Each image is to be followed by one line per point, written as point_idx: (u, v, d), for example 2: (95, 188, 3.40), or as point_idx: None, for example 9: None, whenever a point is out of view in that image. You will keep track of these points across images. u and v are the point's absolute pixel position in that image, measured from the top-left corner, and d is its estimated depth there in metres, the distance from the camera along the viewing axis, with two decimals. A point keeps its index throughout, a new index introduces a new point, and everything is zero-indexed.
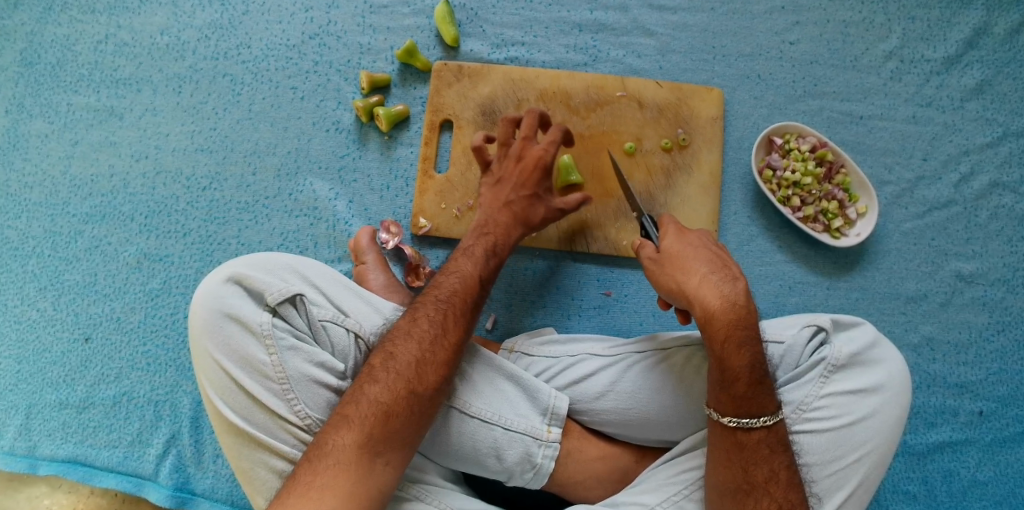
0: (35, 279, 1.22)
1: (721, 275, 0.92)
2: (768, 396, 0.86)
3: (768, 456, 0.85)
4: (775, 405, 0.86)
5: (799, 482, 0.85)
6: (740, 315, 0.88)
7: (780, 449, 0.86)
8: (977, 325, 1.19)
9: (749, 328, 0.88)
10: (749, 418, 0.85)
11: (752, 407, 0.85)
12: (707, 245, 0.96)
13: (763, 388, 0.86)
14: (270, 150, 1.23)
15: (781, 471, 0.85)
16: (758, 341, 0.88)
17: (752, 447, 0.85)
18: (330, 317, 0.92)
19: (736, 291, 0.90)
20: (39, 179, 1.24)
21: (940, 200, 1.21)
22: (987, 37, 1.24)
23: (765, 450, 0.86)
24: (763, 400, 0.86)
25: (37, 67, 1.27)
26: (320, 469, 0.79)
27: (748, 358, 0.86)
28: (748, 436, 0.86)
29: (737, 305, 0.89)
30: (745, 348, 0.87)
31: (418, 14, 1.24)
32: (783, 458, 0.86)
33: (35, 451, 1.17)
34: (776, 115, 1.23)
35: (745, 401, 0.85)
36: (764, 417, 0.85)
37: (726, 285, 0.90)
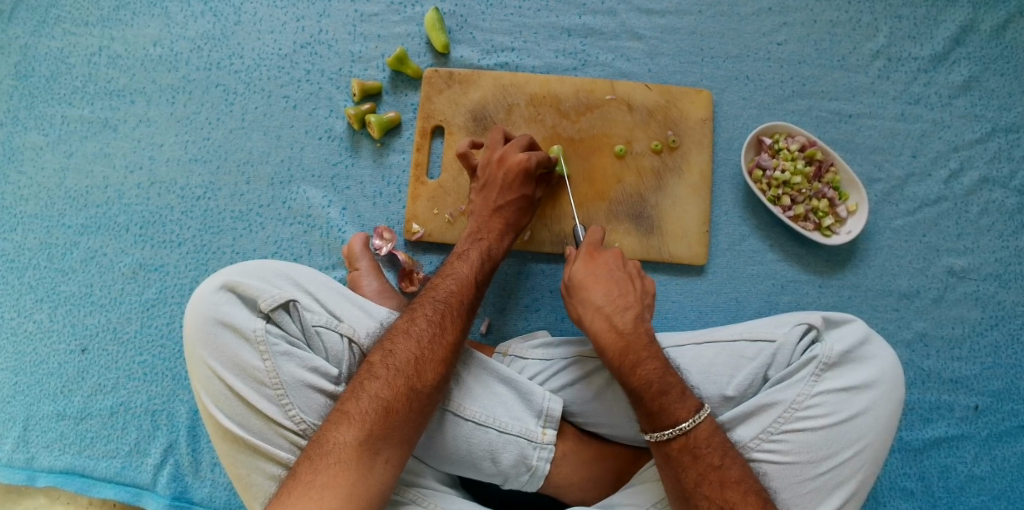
0: (31, 291, 1.23)
1: (613, 304, 0.98)
2: (680, 404, 0.90)
3: (694, 462, 0.87)
4: (689, 410, 0.89)
5: (735, 480, 0.85)
6: (627, 341, 0.95)
7: (705, 453, 0.87)
8: (970, 320, 1.20)
9: (641, 351, 0.95)
10: (665, 430, 0.89)
11: (664, 418, 0.89)
12: (610, 270, 1.02)
13: (666, 398, 0.90)
14: (263, 158, 1.24)
15: (710, 473, 0.86)
16: (654, 360, 0.94)
17: (676, 456, 0.88)
18: (323, 322, 0.93)
19: (623, 319, 0.97)
20: (34, 191, 1.25)
21: (930, 197, 1.21)
22: (973, 34, 1.24)
23: (690, 456, 0.87)
24: (674, 411, 0.89)
25: (31, 80, 1.28)
26: (321, 467, 0.80)
27: (645, 377, 0.92)
28: (670, 446, 0.89)
29: (624, 333, 0.96)
30: (639, 369, 0.93)
31: (408, 22, 1.25)
32: (713, 460, 0.87)
33: (33, 462, 1.18)
34: (765, 115, 1.23)
35: (655, 413, 0.90)
36: (679, 425, 0.88)
37: (615, 315, 0.98)
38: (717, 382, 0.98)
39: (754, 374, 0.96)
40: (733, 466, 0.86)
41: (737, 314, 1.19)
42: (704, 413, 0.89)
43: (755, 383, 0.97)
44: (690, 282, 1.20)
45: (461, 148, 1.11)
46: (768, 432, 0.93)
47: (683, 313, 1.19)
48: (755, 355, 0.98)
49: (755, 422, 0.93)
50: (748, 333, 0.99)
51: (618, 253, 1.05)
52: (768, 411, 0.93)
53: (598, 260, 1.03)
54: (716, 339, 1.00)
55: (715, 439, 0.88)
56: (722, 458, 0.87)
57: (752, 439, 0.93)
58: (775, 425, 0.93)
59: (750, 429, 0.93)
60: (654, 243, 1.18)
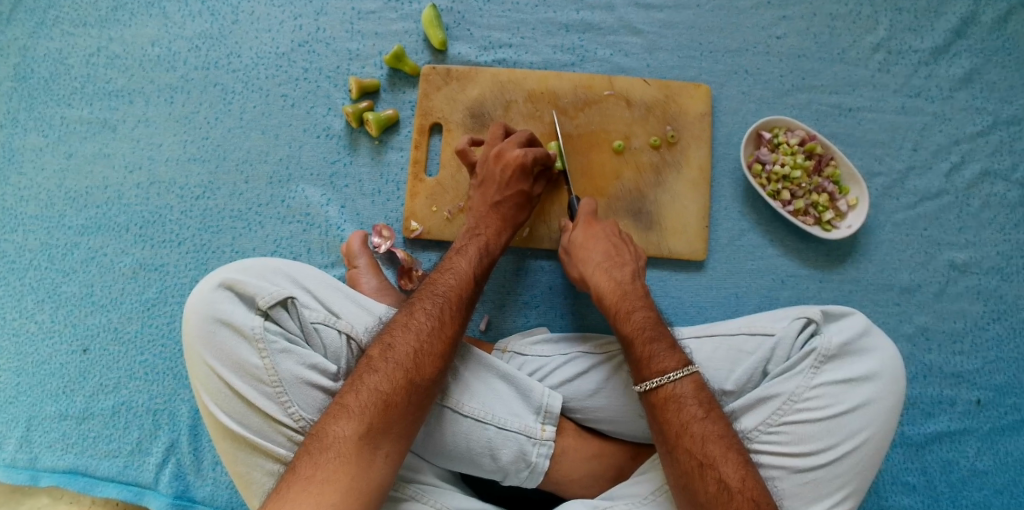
0: (33, 291, 1.23)
1: (610, 260, 1.05)
2: (669, 355, 0.92)
3: (678, 411, 0.87)
4: (676, 361, 0.91)
5: (717, 435, 0.85)
6: (625, 290, 1.01)
7: (689, 403, 0.87)
8: (972, 314, 1.19)
9: (638, 299, 1.00)
10: (651, 379, 0.90)
11: (652, 365, 0.91)
12: (607, 236, 1.08)
13: (657, 346, 0.93)
14: (262, 157, 1.24)
15: (693, 424, 0.86)
16: (648, 309, 0.99)
17: (661, 407, 0.89)
18: (321, 319, 0.94)
19: (622, 273, 1.03)
20: (34, 193, 1.26)
21: (931, 190, 1.21)
22: (974, 26, 1.24)
23: (674, 406, 0.88)
24: (661, 359, 0.91)
25: (30, 81, 1.28)
26: (321, 462, 0.80)
27: (638, 322, 0.96)
28: (655, 396, 0.89)
29: (622, 284, 1.02)
30: (633, 314, 0.98)
31: (405, 19, 1.25)
32: (696, 412, 0.87)
33: (35, 462, 1.18)
34: (765, 109, 1.23)
35: (644, 360, 0.92)
36: (667, 373, 0.89)
37: (613, 269, 1.04)
38: (717, 376, 0.97)
39: (753, 368, 0.96)
40: (716, 421, 0.86)
41: (737, 309, 1.18)
42: (692, 365, 0.91)
43: (755, 377, 0.97)
44: (690, 277, 1.19)
45: (460, 145, 1.12)
46: (767, 424, 0.93)
47: (683, 308, 1.19)
48: (754, 349, 0.97)
49: (755, 414, 0.93)
50: (747, 327, 0.99)
51: (614, 225, 1.11)
52: (767, 403, 0.93)
53: (595, 227, 1.09)
54: (716, 334, 1.00)
55: (701, 395, 0.89)
56: (707, 412, 0.87)
57: (752, 431, 0.93)
58: (775, 417, 0.92)
59: (750, 420, 0.93)
60: (654, 238, 1.18)
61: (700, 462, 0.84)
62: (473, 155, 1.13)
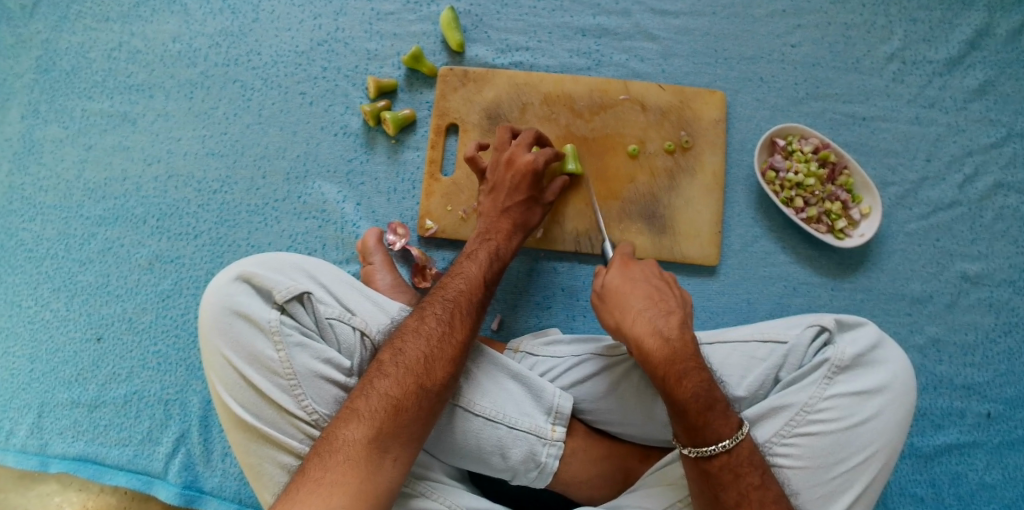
0: (49, 280, 1.25)
1: (656, 312, 0.94)
2: (723, 420, 0.87)
3: (735, 480, 0.86)
4: (731, 427, 0.87)
5: (773, 501, 0.85)
6: (674, 350, 0.90)
7: (746, 471, 0.86)
8: (983, 326, 1.19)
9: (688, 361, 0.90)
10: (708, 446, 0.86)
11: (706, 433, 0.86)
12: (649, 278, 1.00)
13: (712, 413, 0.87)
14: (279, 153, 1.25)
15: (751, 493, 0.85)
16: (700, 370, 0.89)
17: (716, 475, 0.86)
18: (336, 315, 0.94)
19: (669, 326, 0.93)
20: (53, 183, 1.27)
21: (944, 201, 1.21)
22: (989, 38, 1.24)
23: (730, 474, 0.86)
24: (716, 427, 0.86)
25: (52, 73, 1.30)
26: (330, 464, 0.80)
27: (691, 390, 0.88)
28: (711, 464, 0.86)
29: (670, 339, 0.92)
30: (685, 381, 0.88)
31: (424, 21, 1.27)
32: (753, 479, 0.86)
33: (46, 449, 1.19)
34: (779, 117, 1.24)
35: (700, 429, 0.86)
36: (723, 442, 0.86)
37: (660, 323, 0.93)
38: (728, 382, 0.98)
39: (766, 375, 0.96)
40: (772, 486, 0.86)
41: (748, 315, 1.19)
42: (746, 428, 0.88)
43: (766, 384, 0.97)
44: (702, 282, 1.20)
45: (468, 153, 1.12)
46: (780, 435, 0.92)
47: (694, 313, 1.19)
48: (767, 355, 0.97)
49: (768, 426, 0.93)
50: (760, 333, 0.99)
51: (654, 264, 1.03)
52: (780, 414, 0.93)
53: (634, 269, 1.02)
54: (729, 339, 1.00)
55: (755, 458, 0.87)
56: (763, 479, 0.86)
57: (765, 443, 0.93)
58: (787, 428, 0.92)
59: (762, 432, 0.93)
60: (666, 242, 1.19)
61: None
62: (481, 161, 1.13)
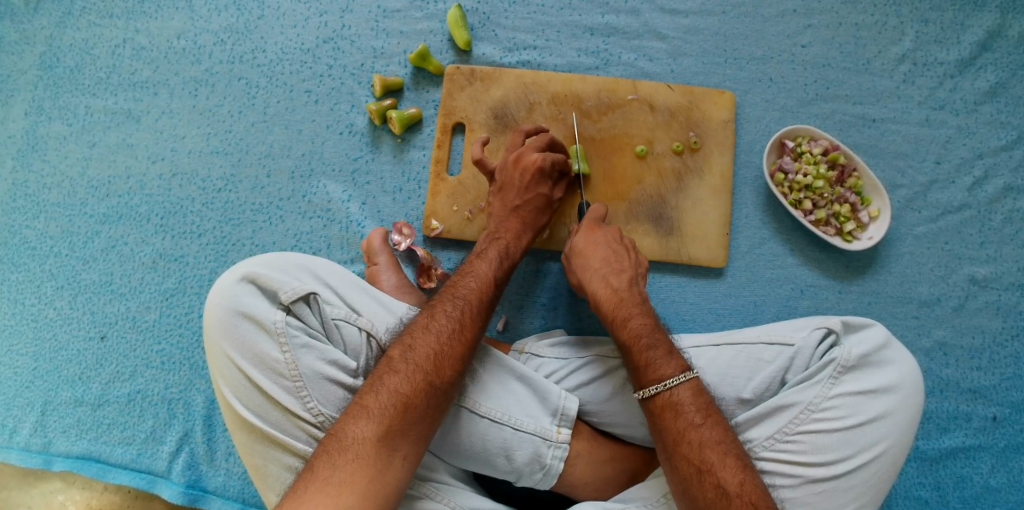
0: (52, 278, 1.24)
1: (608, 266, 1.03)
2: (666, 361, 0.91)
3: (675, 418, 0.88)
4: (673, 369, 0.91)
5: (716, 440, 0.85)
6: (621, 297, 0.99)
7: (686, 410, 0.87)
8: (991, 330, 1.18)
9: (634, 307, 0.98)
10: (650, 386, 0.90)
11: (649, 372, 0.91)
12: (609, 241, 1.06)
13: (654, 350, 0.93)
14: (284, 152, 1.24)
15: (690, 432, 0.86)
16: (645, 316, 0.97)
17: (660, 415, 0.89)
18: (343, 316, 0.94)
19: (618, 280, 1.01)
20: (57, 180, 1.27)
21: (953, 204, 1.20)
22: (1001, 40, 1.23)
23: (671, 414, 0.88)
24: (658, 366, 0.91)
25: (55, 70, 1.29)
26: (339, 463, 0.80)
27: (634, 330, 0.95)
28: (654, 404, 0.90)
29: (618, 291, 1.00)
30: (628, 322, 0.96)
31: (431, 18, 1.26)
32: (694, 419, 0.87)
33: (50, 447, 1.19)
34: (788, 118, 1.23)
35: (642, 368, 0.92)
36: (664, 381, 0.89)
37: (611, 276, 1.01)
38: (734, 385, 0.97)
39: (773, 378, 0.96)
40: (714, 427, 0.86)
41: (755, 318, 1.18)
42: (691, 371, 0.90)
43: (773, 387, 0.96)
44: (708, 284, 1.19)
45: (475, 154, 1.10)
46: (782, 432, 0.92)
47: (700, 314, 1.18)
48: (774, 358, 0.97)
49: (769, 423, 0.93)
50: (767, 337, 0.99)
51: (617, 229, 1.08)
52: (784, 411, 0.93)
53: (596, 232, 1.06)
54: (734, 342, 0.99)
55: (699, 401, 0.88)
56: (705, 417, 0.87)
57: (765, 439, 0.93)
58: (790, 426, 0.92)
59: (762, 429, 0.93)
60: (674, 244, 1.18)
61: (699, 467, 0.84)
62: (489, 163, 1.11)
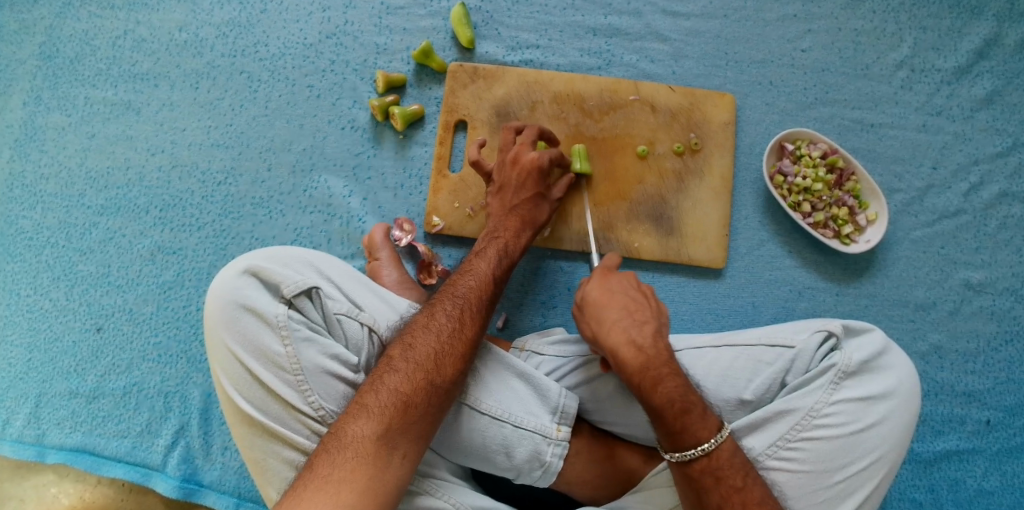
0: (48, 269, 1.23)
1: (629, 320, 0.96)
2: (701, 424, 0.88)
3: (716, 484, 0.87)
4: (710, 430, 0.88)
5: (758, 502, 0.85)
6: (647, 357, 0.92)
7: (727, 474, 0.87)
8: (985, 334, 1.20)
9: (662, 367, 0.92)
10: (687, 451, 0.88)
11: (686, 438, 0.88)
12: (625, 289, 1.00)
13: (689, 417, 0.88)
14: (286, 146, 1.24)
15: (732, 495, 0.86)
16: (675, 376, 0.91)
17: (697, 478, 0.87)
18: (345, 310, 0.93)
19: (642, 336, 0.94)
20: (54, 170, 1.26)
21: (949, 209, 1.21)
22: (997, 48, 1.25)
23: (711, 478, 0.87)
24: (695, 431, 0.88)
25: (55, 60, 1.28)
26: (338, 460, 0.79)
27: (666, 395, 0.89)
28: (691, 468, 0.88)
29: (643, 349, 0.93)
30: (660, 386, 0.90)
31: (434, 16, 1.26)
32: (735, 482, 0.86)
33: (43, 439, 1.18)
34: (788, 121, 1.24)
35: (678, 434, 0.88)
36: (702, 446, 0.87)
37: (633, 331, 0.95)
38: (734, 385, 0.98)
39: (771, 378, 0.96)
40: (755, 489, 0.86)
41: (753, 319, 1.19)
42: (725, 429, 0.89)
43: (773, 388, 0.97)
44: (707, 284, 1.20)
45: (471, 156, 1.11)
46: (784, 440, 0.92)
47: (699, 315, 1.19)
48: (773, 359, 0.97)
49: (772, 430, 0.93)
50: (766, 337, 0.99)
51: (633, 275, 1.02)
52: (785, 418, 0.93)
53: (612, 280, 1.01)
54: (734, 343, 0.99)
55: (736, 460, 0.88)
56: (745, 480, 0.87)
57: (768, 448, 0.93)
58: (792, 433, 0.92)
59: (766, 439, 0.93)
60: (674, 244, 1.19)
61: None
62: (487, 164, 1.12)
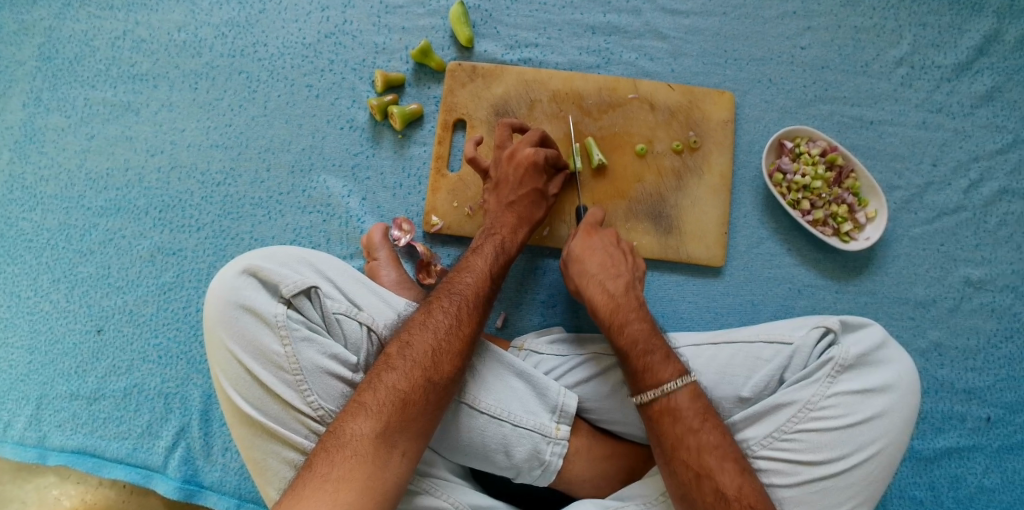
0: (49, 271, 1.23)
1: (605, 271, 1.02)
2: (664, 366, 0.92)
3: (673, 423, 0.88)
4: (672, 373, 0.91)
5: (713, 446, 0.86)
6: (617, 303, 0.98)
7: (685, 416, 0.88)
8: (985, 331, 1.20)
9: (631, 312, 0.97)
10: (648, 391, 0.91)
11: (648, 378, 0.91)
12: (605, 245, 1.05)
13: (651, 357, 0.93)
14: (285, 147, 1.24)
15: (688, 437, 0.87)
16: (643, 322, 0.96)
17: (656, 419, 0.90)
18: (343, 310, 0.94)
19: (614, 285, 1.00)
20: (54, 172, 1.26)
21: (949, 206, 1.21)
22: (997, 44, 1.24)
23: (669, 419, 0.89)
24: (657, 371, 0.91)
25: (54, 62, 1.28)
26: (337, 460, 0.80)
27: (631, 336, 0.95)
28: (651, 409, 0.90)
29: (615, 296, 0.99)
30: (626, 328, 0.96)
31: (433, 15, 1.26)
32: (691, 424, 0.88)
33: (44, 441, 1.18)
34: (787, 119, 1.23)
35: (640, 373, 0.92)
36: (661, 386, 0.90)
37: (607, 281, 1.01)
38: (733, 383, 0.98)
39: (770, 376, 0.96)
40: (712, 432, 0.87)
41: (753, 317, 1.19)
42: (687, 375, 0.91)
43: (771, 386, 0.97)
44: (706, 282, 1.20)
45: (468, 153, 1.10)
46: (781, 431, 0.93)
47: (698, 313, 1.19)
48: (772, 356, 0.98)
49: (767, 421, 0.94)
50: (764, 335, 0.99)
51: (613, 233, 1.07)
52: (782, 409, 0.93)
53: (594, 237, 1.06)
54: (733, 340, 1.00)
55: (696, 405, 0.89)
56: (701, 423, 0.88)
57: (763, 438, 0.93)
58: (789, 425, 0.93)
59: (760, 429, 0.93)
60: (673, 243, 1.19)
61: (698, 473, 0.85)
62: (483, 161, 1.12)
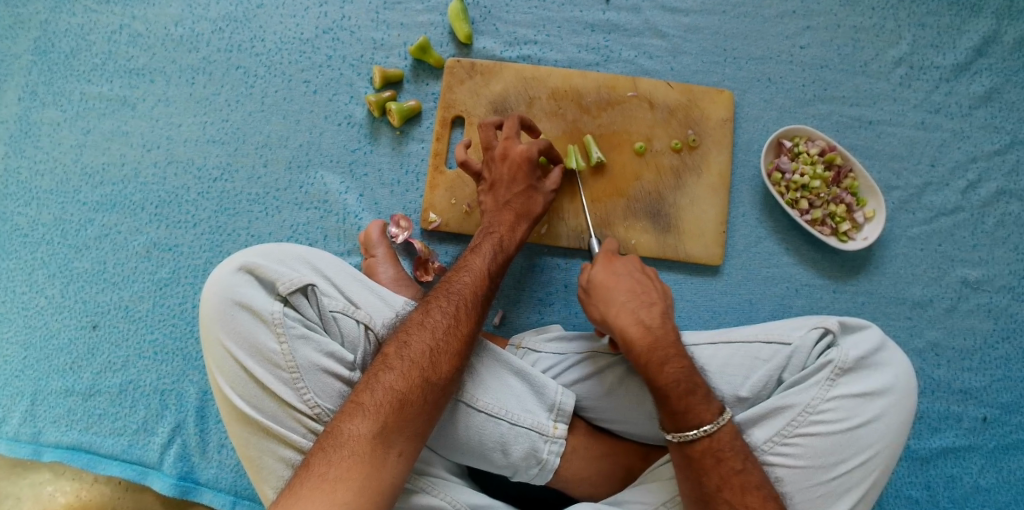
0: (44, 266, 1.23)
1: (636, 300, 0.98)
2: (705, 406, 0.90)
3: (716, 464, 0.88)
4: (713, 412, 0.89)
5: (756, 486, 0.86)
6: (655, 337, 0.94)
7: (727, 456, 0.88)
8: (982, 331, 1.20)
9: (669, 347, 0.94)
10: (689, 431, 0.89)
11: (689, 419, 0.89)
12: (629, 271, 1.01)
13: (694, 398, 0.90)
14: (282, 142, 1.23)
15: (732, 477, 0.87)
16: (681, 357, 0.93)
17: (698, 459, 0.88)
18: (340, 308, 0.93)
19: (650, 316, 0.96)
20: (49, 167, 1.25)
21: (947, 206, 1.21)
22: (996, 45, 1.24)
23: (711, 459, 0.88)
24: (699, 412, 0.89)
25: (50, 55, 1.28)
26: (334, 459, 0.79)
27: (672, 375, 0.91)
28: (693, 448, 0.89)
29: (652, 329, 0.95)
30: (666, 366, 0.92)
31: (432, 11, 1.25)
32: (734, 464, 0.88)
33: (39, 437, 1.18)
34: (786, 118, 1.23)
35: (682, 414, 0.89)
36: (703, 427, 0.88)
37: (641, 312, 0.97)
38: (730, 383, 0.98)
39: (767, 375, 0.96)
40: (754, 472, 0.88)
41: (750, 316, 1.19)
42: (727, 413, 0.90)
43: (769, 385, 0.97)
44: (704, 281, 1.20)
45: (459, 157, 1.10)
46: (781, 435, 0.92)
47: (696, 312, 1.19)
48: (770, 356, 0.97)
49: (769, 425, 0.93)
50: (762, 333, 0.99)
51: (636, 259, 1.04)
52: (782, 413, 0.93)
53: (616, 263, 1.02)
54: (732, 340, 0.99)
55: (737, 443, 0.89)
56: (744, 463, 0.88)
57: (765, 442, 0.93)
58: (789, 429, 0.92)
59: (761, 434, 0.93)
60: (671, 241, 1.19)
61: None
62: (474, 164, 1.11)
